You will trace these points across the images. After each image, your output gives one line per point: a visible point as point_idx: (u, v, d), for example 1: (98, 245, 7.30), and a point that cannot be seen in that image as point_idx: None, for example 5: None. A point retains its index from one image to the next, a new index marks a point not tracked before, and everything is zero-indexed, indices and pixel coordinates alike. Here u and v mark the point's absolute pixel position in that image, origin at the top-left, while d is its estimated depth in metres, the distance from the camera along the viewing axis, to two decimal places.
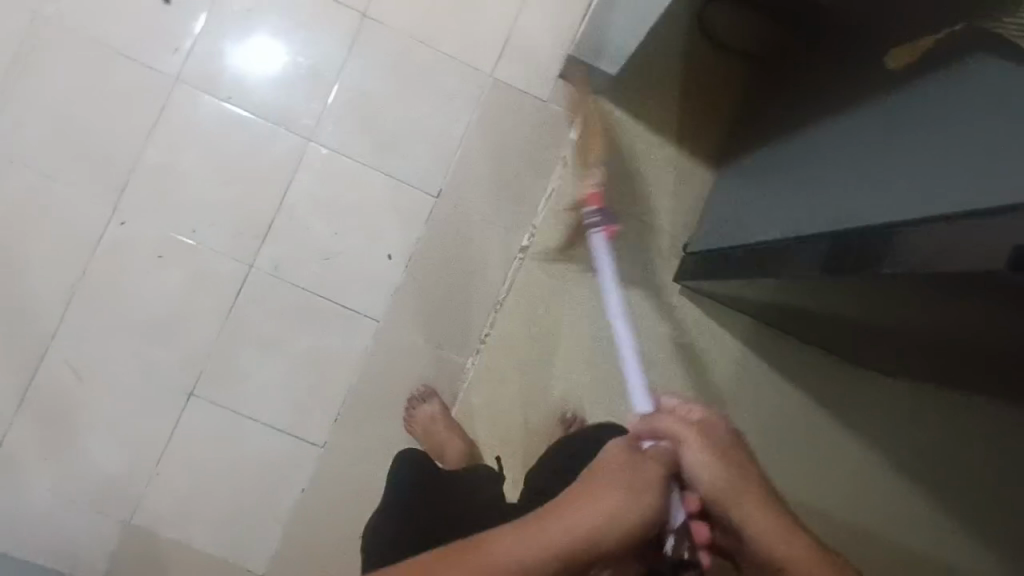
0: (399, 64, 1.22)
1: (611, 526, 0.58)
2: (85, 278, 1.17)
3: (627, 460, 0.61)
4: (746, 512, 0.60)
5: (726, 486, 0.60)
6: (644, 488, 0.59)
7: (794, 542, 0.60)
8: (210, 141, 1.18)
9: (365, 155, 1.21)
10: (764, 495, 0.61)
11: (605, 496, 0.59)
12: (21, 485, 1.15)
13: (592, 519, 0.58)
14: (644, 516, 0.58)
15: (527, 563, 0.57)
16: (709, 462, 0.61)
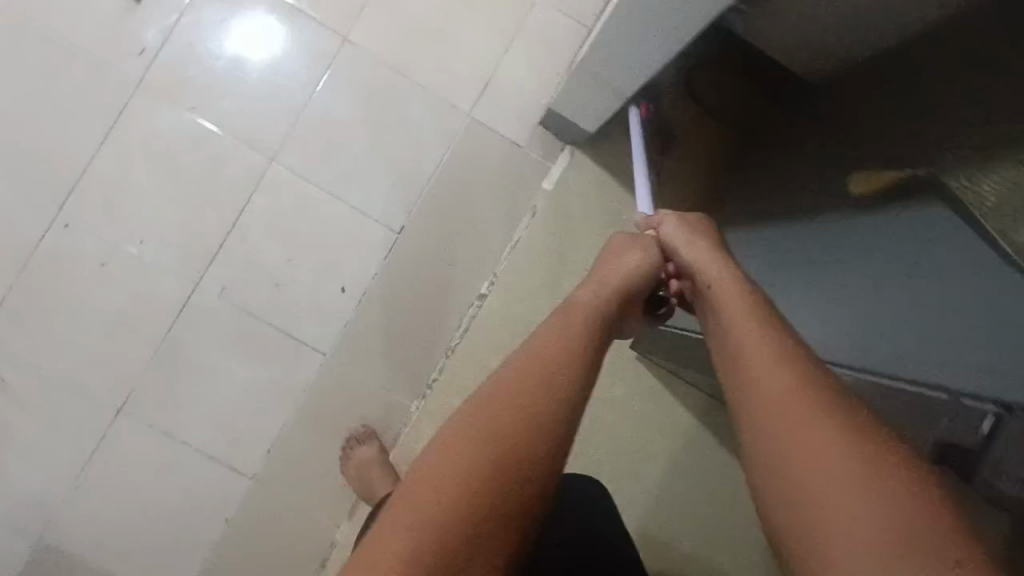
0: (373, 91, 1.18)
1: (616, 270, 0.72)
2: (20, 280, 1.12)
3: (626, 241, 0.76)
4: (703, 261, 0.69)
5: (703, 258, 0.69)
6: (637, 255, 0.74)
7: (789, 377, 0.55)
8: (168, 153, 1.14)
9: (328, 183, 1.17)
10: (721, 257, 0.69)
11: (591, 323, 0.67)
12: None
13: (600, 275, 0.72)
14: (638, 265, 0.73)
15: (521, 391, 0.60)
16: (691, 234, 0.72)
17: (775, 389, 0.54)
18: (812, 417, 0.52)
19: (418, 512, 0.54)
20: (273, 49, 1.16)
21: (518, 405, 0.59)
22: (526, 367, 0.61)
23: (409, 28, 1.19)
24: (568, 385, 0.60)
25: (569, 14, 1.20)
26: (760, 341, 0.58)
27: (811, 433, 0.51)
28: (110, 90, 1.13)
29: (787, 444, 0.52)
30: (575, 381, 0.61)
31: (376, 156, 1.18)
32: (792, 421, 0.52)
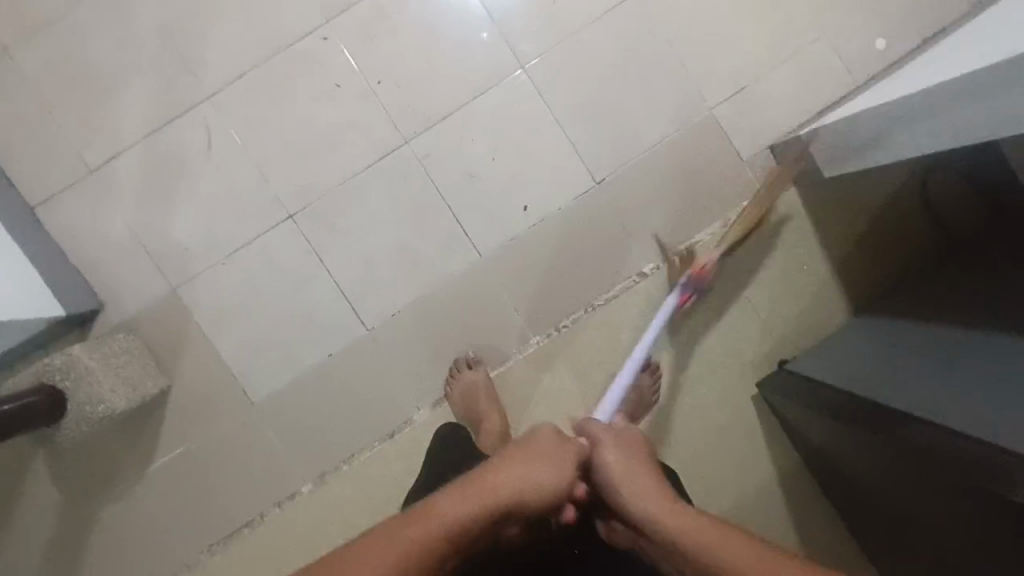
0: (638, 48, 1.21)
1: (521, 473, 0.72)
2: (263, 63, 1.18)
3: (553, 439, 0.77)
4: (627, 474, 0.75)
5: (624, 459, 0.77)
6: (551, 451, 0.75)
7: (682, 518, 0.68)
8: (439, 16, 1.19)
9: (560, 109, 1.21)
10: (639, 460, 0.77)
11: (511, 469, 0.72)
12: (101, 202, 1.18)
13: (499, 468, 0.72)
14: (555, 474, 0.73)
15: (463, 499, 0.69)
16: (620, 449, 0.78)
17: (681, 536, 0.67)
18: (725, 554, 0.63)
19: (372, 562, 0.63)
20: None
21: (428, 542, 0.65)
22: (423, 518, 0.67)
23: (699, 7, 1.21)
24: (459, 529, 0.67)
25: (847, 62, 1.21)
26: (672, 526, 0.68)
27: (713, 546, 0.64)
28: None
29: (714, 564, 0.63)
30: (464, 525, 0.67)
31: (611, 106, 1.21)
32: (704, 552, 0.64)
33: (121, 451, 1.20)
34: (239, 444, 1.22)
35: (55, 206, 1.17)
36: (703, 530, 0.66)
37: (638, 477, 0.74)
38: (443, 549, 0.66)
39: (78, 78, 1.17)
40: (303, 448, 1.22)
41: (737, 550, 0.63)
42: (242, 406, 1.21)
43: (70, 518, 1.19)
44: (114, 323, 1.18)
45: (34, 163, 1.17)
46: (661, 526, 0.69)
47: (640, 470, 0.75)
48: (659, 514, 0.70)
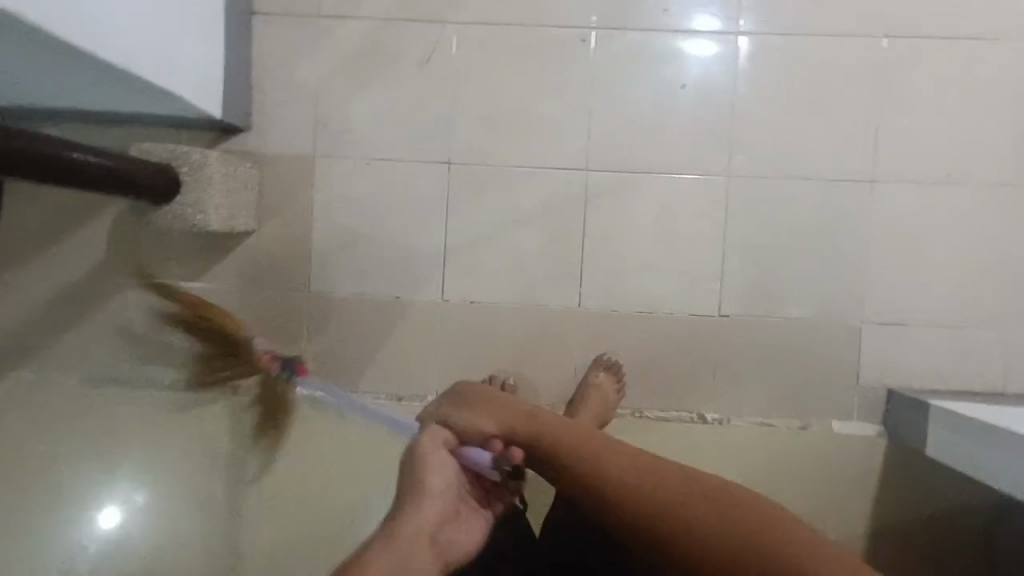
0: (836, 230, 1.18)
1: (439, 472, 0.76)
2: (518, 26, 1.19)
3: (417, 445, 0.78)
4: (483, 401, 0.79)
5: (498, 423, 0.77)
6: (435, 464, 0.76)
7: (603, 450, 0.70)
8: (688, 89, 1.18)
9: (732, 234, 1.19)
10: (487, 393, 0.80)
11: (421, 504, 0.73)
12: (308, 47, 1.20)
13: (424, 460, 0.76)
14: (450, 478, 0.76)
15: (401, 526, 0.70)
16: (478, 411, 0.78)
17: (606, 464, 0.68)
18: (598, 460, 0.69)
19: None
20: (824, 126, 1.17)
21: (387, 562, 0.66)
22: (369, 552, 0.67)
23: (914, 232, 1.17)
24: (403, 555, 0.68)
25: (1008, 368, 1.17)
26: (596, 455, 0.70)
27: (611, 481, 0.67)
28: (717, 11, 1.17)
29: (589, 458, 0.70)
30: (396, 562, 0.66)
31: (778, 261, 1.19)
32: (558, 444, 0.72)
33: (178, 253, 1.22)
34: (273, 316, 1.22)
35: (269, 25, 1.20)
36: (556, 438, 0.72)
37: (514, 409, 0.77)
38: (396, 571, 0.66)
39: None
40: (320, 357, 1.22)
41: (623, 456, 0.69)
42: (298, 287, 1.22)
43: (101, 277, 1.22)
44: (248, 149, 1.20)
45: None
46: (584, 462, 0.69)
47: (500, 403, 0.79)
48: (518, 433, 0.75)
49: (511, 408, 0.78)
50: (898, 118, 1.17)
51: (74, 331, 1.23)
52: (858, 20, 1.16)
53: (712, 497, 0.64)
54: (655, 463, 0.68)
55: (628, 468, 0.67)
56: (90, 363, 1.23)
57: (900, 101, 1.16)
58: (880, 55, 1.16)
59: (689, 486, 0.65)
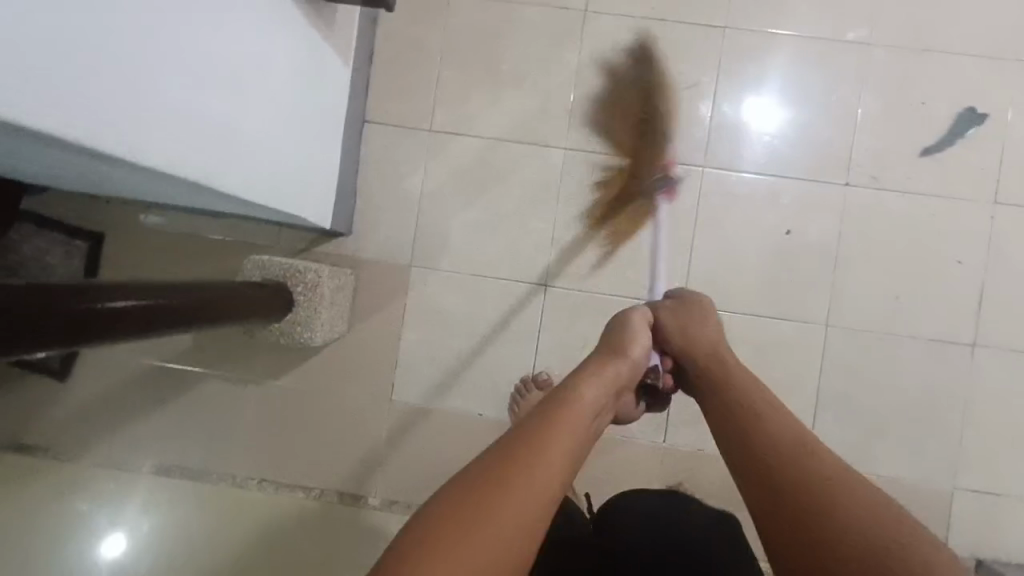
0: (929, 391, 1.16)
1: (642, 345, 0.81)
2: (628, 157, 1.20)
3: (622, 318, 0.84)
4: (694, 320, 0.86)
5: (683, 339, 0.84)
6: (643, 344, 0.81)
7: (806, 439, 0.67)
8: (794, 233, 1.18)
9: (826, 384, 1.17)
10: (707, 308, 0.87)
11: (616, 362, 0.77)
12: (416, 159, 1.21)
13: (636, 335, 0.81)
14: (643, 356, 0.81)
15: (596, 387, 0.70)
16: (693, 323, 0.85)
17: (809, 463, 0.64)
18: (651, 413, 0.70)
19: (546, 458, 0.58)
20: (927, 285, 1.16)
21: (577, 421, 0.64)
22: (574, 398, 0.66)
23: (1010, 403, 1.15)
24: (592, 414, 0.67)
25: None
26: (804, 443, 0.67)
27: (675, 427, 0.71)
28: (827, 161, 1.18)
29: (710, 365, 0.81)
30: (590, 409, 0.67)
31: (867, 415, 1.17)
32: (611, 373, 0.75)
33: (264, 347, 1.21)
34: (352, 420, 1.21)
35: (381, 133, 1.21)
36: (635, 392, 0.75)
37: (713, 338, 0.84)
38: (582, 432, 0.64)
39: (482, 54, 1.20)
40: (396, 466, 1.20)
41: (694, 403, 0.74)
42: (380, 393, 1.21)
43: (186, 365, 1.22)
44: (345, 252, 1.21)
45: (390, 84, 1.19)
46: (792, 455, 0.65)
47: (704, 319, 0.86)
48: (703, 353, 0.83)
49: (713, 342, 0.84)
50: (1002, 285, 1.16)
51: (150, 417, 1.22)
52: (970, 185, 1.16)
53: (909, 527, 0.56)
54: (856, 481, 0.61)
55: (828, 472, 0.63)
56: (164, 451, 1.22)
57: (1004, 270, 1.16)
58: (988, 223, 1.16)
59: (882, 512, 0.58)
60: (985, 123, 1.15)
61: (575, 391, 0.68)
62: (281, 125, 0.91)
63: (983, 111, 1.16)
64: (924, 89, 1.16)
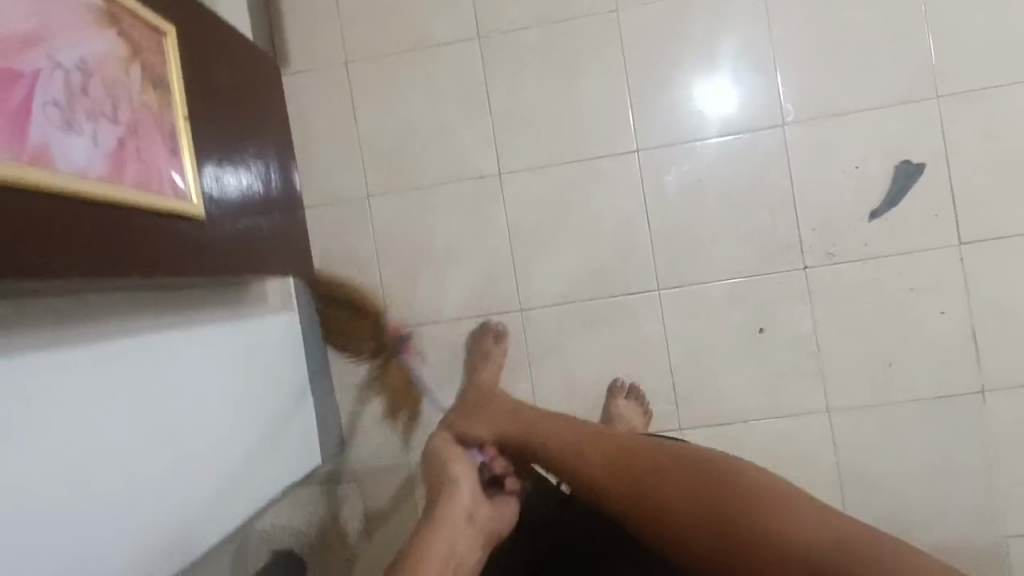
0: (953, 451, 1.13)
1: (460, 488, 0.87)
2: (582, 302, 1.20)
3: (447, 471, 0.89)
4: (525, 420, 0.91)
5: (485, 426, 0.94)
6: (466, 486, 0.87)
7: (602, 441, 0.83)
8: (767, 329, 1.16)
9: (844, 470, 1.15)
10: (550, 413, 0.91)
11: (454, 522, 0.83)
12: (385, 359, 1.23)
13: (454, 486, 0.87)
14: (472, 492, 0.87)
15: (456, 501, 0.85)
16: (482, 418, 0.95)
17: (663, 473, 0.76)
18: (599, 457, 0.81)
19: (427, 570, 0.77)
20: (919, 345, 1.13)
21: None
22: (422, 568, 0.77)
23: None
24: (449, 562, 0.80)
25: None
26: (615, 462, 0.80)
27: (604, 470, 0.79)
28: (779, 248, 1.16)
29: (548, 443, 0.87)
30: (447, 554, 0.80)
31: (897, 491, 1.14)
32: (556, 444, 0.86)
33: None
34: None
35: (342, 345, 1.24)
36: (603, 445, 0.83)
37: (555, 427, 0.87)
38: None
39: (415, 245, 1.22)
40: None
41: (701, 475, 0.75)
42: None
43: None
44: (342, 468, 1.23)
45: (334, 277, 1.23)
46: (657, 480, 0.76)
47: (541, 418, 0.91)
48: (524, 436, 0.90)
49: (558, 424, 0.88)
50: (993, 324, 1.12)
51: None
52: (930, 235, 1.12)
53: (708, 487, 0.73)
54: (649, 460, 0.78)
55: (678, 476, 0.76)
56: None
57: (991, 307, 1.12)
58: (961, 267, 1.12)
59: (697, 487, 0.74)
60: (923, 173, 1.12)
61: (421, 555, 0.79)
62: (234, 430, 0.95)
63: (917, 160, 1.13)
64: (853, 153, 1.14)
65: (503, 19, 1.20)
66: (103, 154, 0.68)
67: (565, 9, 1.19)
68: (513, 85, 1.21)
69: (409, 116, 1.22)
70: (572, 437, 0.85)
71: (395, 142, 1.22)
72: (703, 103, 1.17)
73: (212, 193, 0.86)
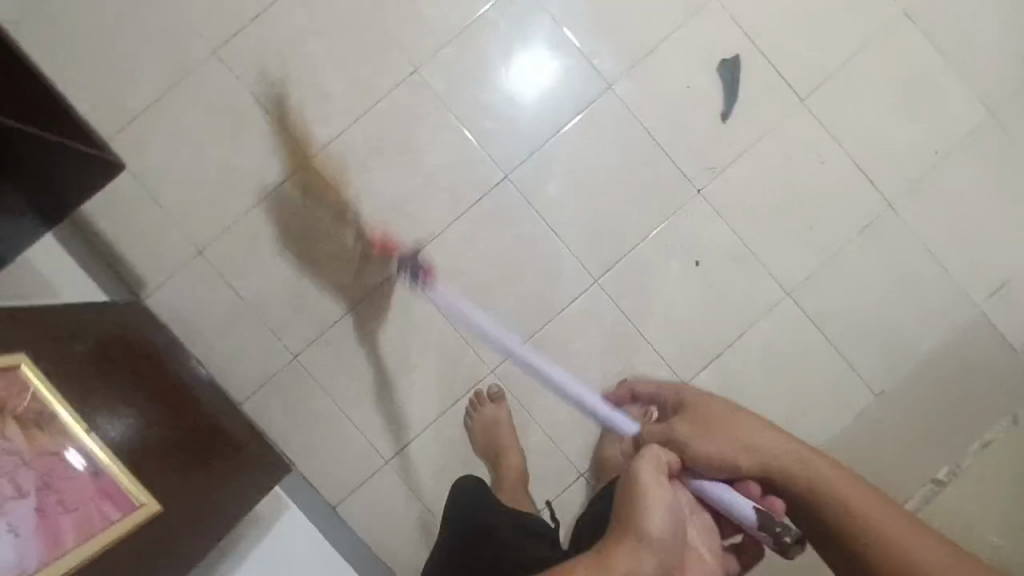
0: (896, 265, 1.24)
1: (658, 523, 0.70)
2: (541, 330, 1.21)
3: (647, 472, 0.74)
4: (771, 446, 0.86)
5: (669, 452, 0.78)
6: (658, 507, 0.70)
7: (780, 439, 0.87)
8: (701, 258, 1.22)
9: (827, 333, 1.24)
10: (777, 433, 0.88)
11: (649, 538, 0.69)
12: (401, 490, 1.19)
13: (643, 505, 0.70)
14: (666, 515, 0.70)
15: (638, 554, 0.69)
16: (653, 475, 0.73)
17: (790, 461, 0.84)
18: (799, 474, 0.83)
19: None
20: (823, 198, 1.23)
21: None
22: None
23: (951, 216, 1.24)
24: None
25: None
26: (841, 493, 0.81)
27: (833, 514, 0.80)
28: (670, 187, 1.22)
29: (796, 471, 0.83)
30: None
31: (875, 323, 1.24)
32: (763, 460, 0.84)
33: None
34: None
35: (353, 502, 1.18)
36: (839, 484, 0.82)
37: (767, 437, 0.87)
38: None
39: (367, 373, 1.19)
40: None
41: (917, 536, 0.77)
42: None
43: None
44: None
45: (309, 446, 1.18)
46: (857, 516, 0.79)
47: (772, 433, 0.87)
48: (753, 466, 0.85)
49: (767, 449, 0.85)
50: (865, 148, 1.23)
51: None
52: (777, 108, 1.22)
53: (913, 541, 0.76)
54: (821, 467, 0.83)
55: (862, 504, 0.80)
56: None
57: (856, 137, 1.23)
58: (815, 119, 1.23)
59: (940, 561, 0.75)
60: (742, 62, 1.22)
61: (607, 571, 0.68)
62: None
63: (732, 55, 1.22)
64: (680, 77, 1.22)
65: (323, 131, 1.20)
66: (30, 535, 0.69)
67: (372, 95, 1.21)
68: (367, 182, 1.20)
69: (290, 262, 1.19)
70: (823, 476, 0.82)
71: (292, 293, 1.19)
72: (536, 104, 1.22)
73: (108, 436, 0.79)
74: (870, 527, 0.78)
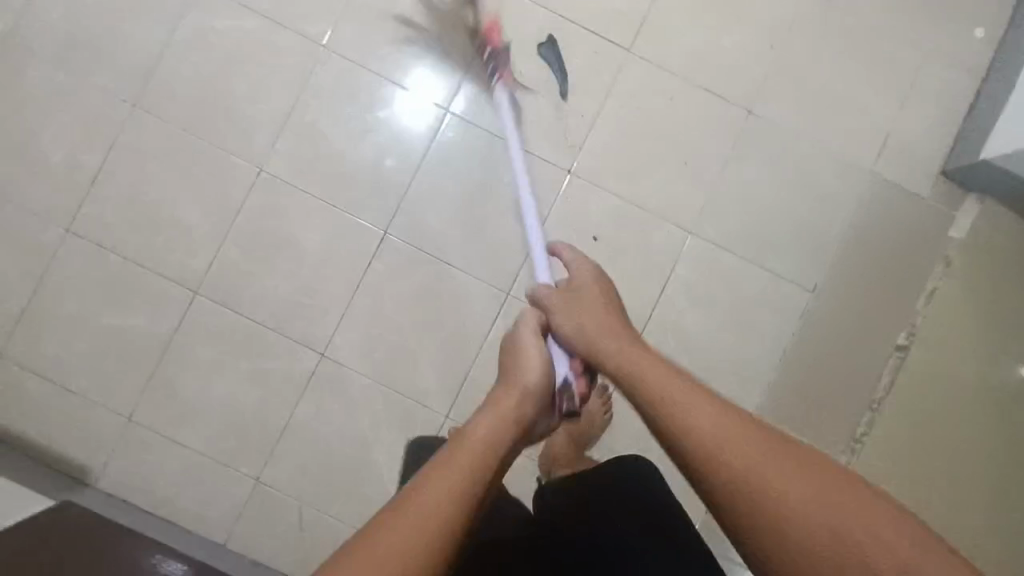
0: (779, 164, 1.25)
1: (520, 382, 0.69)
2: (477, 361, 1.22)
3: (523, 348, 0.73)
4: (638, 364, 0.67)
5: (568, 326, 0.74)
6: (528, 372, 0.70)
7: (705, 400, 0.61)
8: (597, 234, 1.23)
9: (743, 254, 1.25)
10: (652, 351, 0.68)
11: (507, 394, 0.67)
12: None
13: (526, 352, 0.73)
14: (536, 376, 0.70)
15: (491, 418, 0.64)
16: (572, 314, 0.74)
17: (709, 423, 0.58)
18: (776, 474, 0.54)
19: (450, 481, 0.56)
20: (685, 132, 1.24)
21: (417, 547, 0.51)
22: (463, 439, 0.61)
23: (809, 98, 1.25)
24: (496, 448, 0.61)
25: (964, 73, 1.26)
26: (738, 438, 0.57)
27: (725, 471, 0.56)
28: (541, 179, 1.23)
29: (682, 418, 0.60)
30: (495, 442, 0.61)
31: (783, 225, 1.25)
32: (666, 397, 0.62)
33: None
34: None
35: None
36: (856, 508, 0.52)
37: (645, 357, 0.68)
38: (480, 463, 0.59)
39: (331, 467, 1.20)
40: None
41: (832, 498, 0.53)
42: None
43: None
44: None
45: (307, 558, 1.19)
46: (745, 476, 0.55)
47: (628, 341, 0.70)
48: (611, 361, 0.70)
49: (655, 367, 0.66)
50: (705, 70, 1.24)
51: None
52: (608, 67, 1.23)
53: (846, 516, 0.52)
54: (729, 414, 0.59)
55: (764, 462, 0.55)
56: None
57: (692, 64, 1.24)
58: (647, 63, 1.23)
59: (848, 515, 0.52)
60: (558, 39, 1.23)
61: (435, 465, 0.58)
62: None
63: (546, 36, 1.23)
64: (506, 77, 1.22)
65: (198, 263, 1.21)
66: None
67: (229, 210, 1.21)
68: (258, 292, 1.21)
69: (218, 396, 1.20)
70: (794, 459, 0.56)
71: (231, 424, 1.20)
72: (385, 154, 1.23)
73: None
74: (794, 512, 0.53)
